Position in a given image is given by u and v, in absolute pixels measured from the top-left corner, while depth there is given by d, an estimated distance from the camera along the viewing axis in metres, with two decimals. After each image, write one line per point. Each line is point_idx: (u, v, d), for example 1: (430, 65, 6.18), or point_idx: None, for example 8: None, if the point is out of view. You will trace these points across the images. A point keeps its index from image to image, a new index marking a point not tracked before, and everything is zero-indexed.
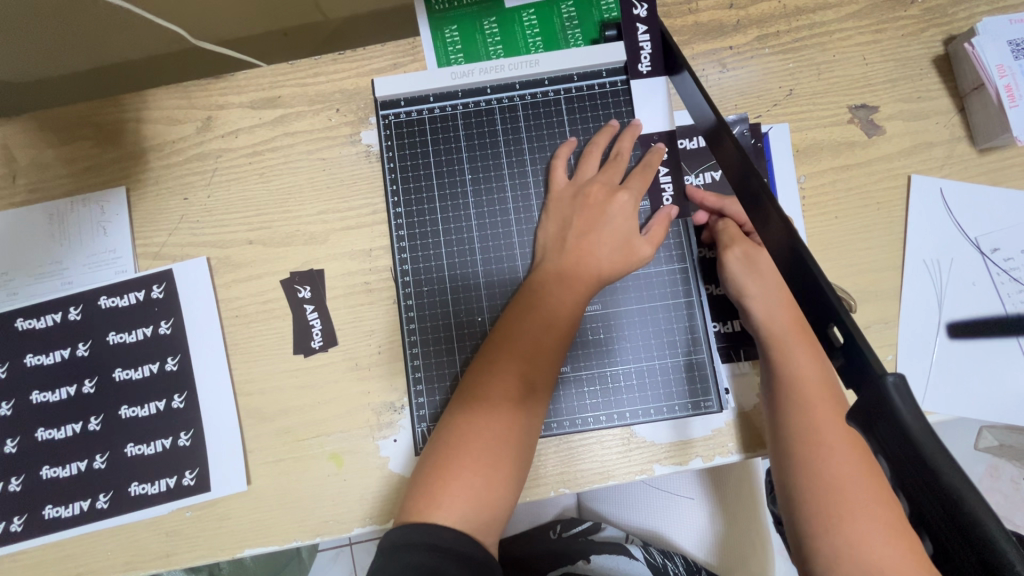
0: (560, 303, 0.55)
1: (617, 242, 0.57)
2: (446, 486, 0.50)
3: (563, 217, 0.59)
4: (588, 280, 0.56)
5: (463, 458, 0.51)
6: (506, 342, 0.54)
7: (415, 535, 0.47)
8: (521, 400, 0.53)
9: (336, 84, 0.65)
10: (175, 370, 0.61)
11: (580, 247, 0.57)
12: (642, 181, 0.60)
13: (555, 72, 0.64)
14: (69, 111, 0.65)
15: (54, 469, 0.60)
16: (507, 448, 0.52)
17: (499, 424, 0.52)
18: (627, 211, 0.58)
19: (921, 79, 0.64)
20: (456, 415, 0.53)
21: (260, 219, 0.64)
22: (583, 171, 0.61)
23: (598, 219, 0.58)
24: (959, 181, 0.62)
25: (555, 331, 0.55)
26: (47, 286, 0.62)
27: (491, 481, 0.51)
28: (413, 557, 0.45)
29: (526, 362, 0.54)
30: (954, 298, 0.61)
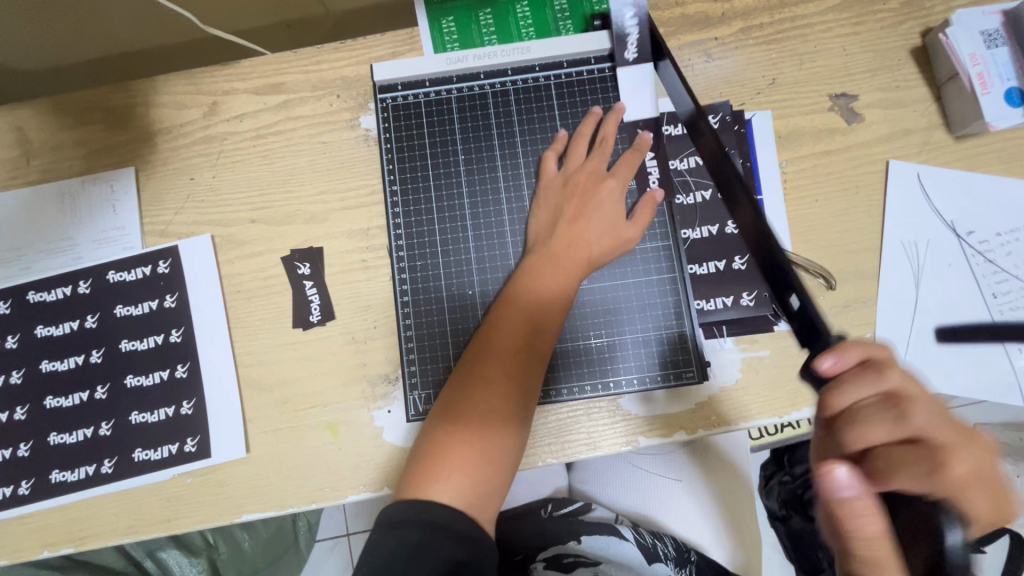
0: (553, 287, 0.58)
1: (606, 226, 0.60)
2: (442, 463, 0.52)
3: (554, 206, 0.62)
4: (579, 262, 0.59)
5: (458, 435, 0.53)
6: (499, 323, 0.57)
7: (412, 512, 0.49)
8: (515, 377, 0.55)
9: (337, 71, 0.68)
10: (178, 342, 0.64)
11: (571, 232, 0.59)
12: (628, 167, 0.62)
13: (546, 59, 0.66)
14: (82, 95, 0.69)
15: (61, 435, 0.62)
16: (501, 423, 0.54)
17: (496, 403, 0.54)
18: (614, 199, 0.61)
19: (899, 69, 0.67)
20: (450, 395, 0.56)
21: (263, 199, 0.67)
22: (571, 160, 0.63)
23: (588, 205, 0.60)
24: (935, 166, 0.65)
25: (546, 313, 0.57)
26: (57, 261, 0.65)
27: (486, 456, 0.53)
28: (411, 534, 0.48)
29: (519, 341, 0.56)
30: (930, 279, 0.63)
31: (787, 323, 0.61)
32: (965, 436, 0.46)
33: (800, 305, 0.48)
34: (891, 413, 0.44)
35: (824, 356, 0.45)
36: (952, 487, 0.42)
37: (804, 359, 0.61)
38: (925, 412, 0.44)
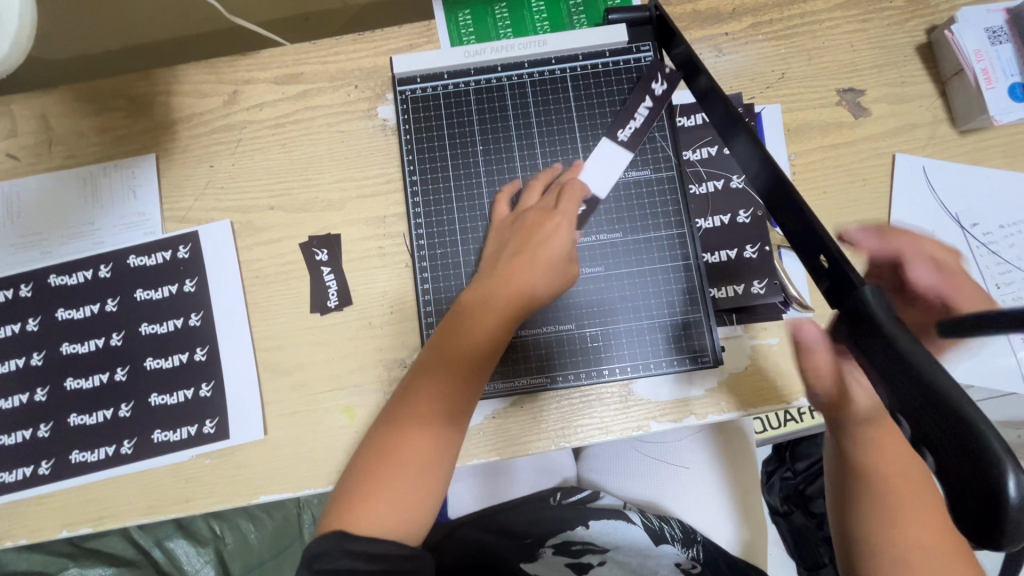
0: (481, 329, 0.56)
1: (546, 266, 0.57)
2: (363, 501, 0.52)
3: (501, 242, 0.61)
4: (511, 301, 0.56)
5: (382, 476, 0.52)
6: (433, 363, 0.55)
7: (335, 543, 0.49)
8: (439, 421, 0.54)
9: (355, 62, 0.69)
10: (197, 325, 0.64)
11: (509, 269, 0.57)
12: (572, 204, 0.60)
13: (563, 51, 0.68)
14: (104, 83, 0.70)
15: (82, 416, 0.63)
16: (424, 466, 0.53)
17: (422, 423, 0.53)
18: (563, 238, 0.58)
19: (905, 65, 0.68)
20: (382, 433, 0.54)
21: (281, 187, 0.68)
22: (524, 198, 0.63)
23: (529, 241, 0.58)
24: (941, 160, 0.66)
25: (473, 356, 0.55)
26: (79, 245, 0.66)
27: (405, 496, 0.52)
28: (337, 564, 0.48)
29: (453, 382, 0.54)
30: None
31: (795, 310, 0.63)
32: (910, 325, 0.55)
33: (828, 266, 0.44)
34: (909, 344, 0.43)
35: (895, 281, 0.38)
36: None
37: None
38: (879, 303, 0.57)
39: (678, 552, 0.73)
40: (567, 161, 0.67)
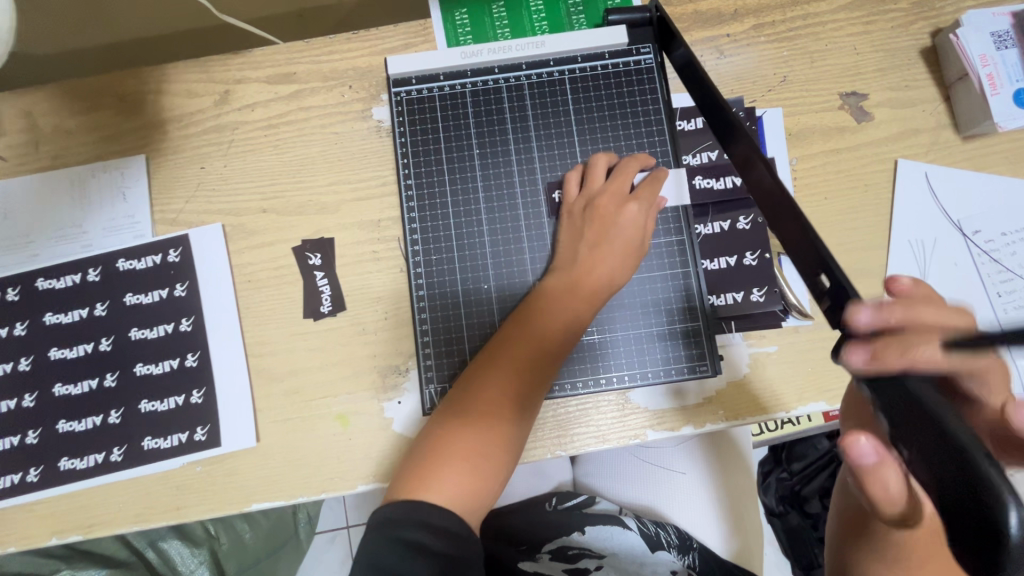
0: (564, 313, 0.57)
1: (624, 256, 0.59)
2: (438, 473, 0.52)
3: (574, 230, 0.61)
4: (595, 287, 0.58)
5: (456, 449, 0.53)
6: (513, 347, 0.56)
7: (410, 512, 0.50)
8: (518, 402, 0.55)
9: (350, 62, 0.68)
10: (188, 331, 0.63)
11: (590, 259, 0.59)
12: (651, 193, 0.60)
13: (560, 53, 0.67)
14: (92, 82, 0.68)
15: (70, 423, 0.62)
16: (502, 447, 0.54)
17: (502, 399, 0.55)
18: (636, 222, 0.59)
19: (909, 69, 0.67)
20: (455, 406, 0.55)
21: (274, 189, 0.66)
22: (592, 180, 0.62)
23: (607, 231, 0.59)
24: (943, 166, 0.65)
25: (555, 340, 0.57)
26: (68, 248, 0.65)
27: (478, 468, 0.53)
28: (408, 534, 0.49)
29: (536, 363, 0.56)
30: (937, 277, 0.63)
31: (795, 318, 0.62)
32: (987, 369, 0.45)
33: (830, 285, 0.46)
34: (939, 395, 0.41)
35: (860, 312, 0.41)
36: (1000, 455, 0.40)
37: (815, 355, 0.61)
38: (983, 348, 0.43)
39: (674, 560, 0.72)
40: (565, 165, 0.65)
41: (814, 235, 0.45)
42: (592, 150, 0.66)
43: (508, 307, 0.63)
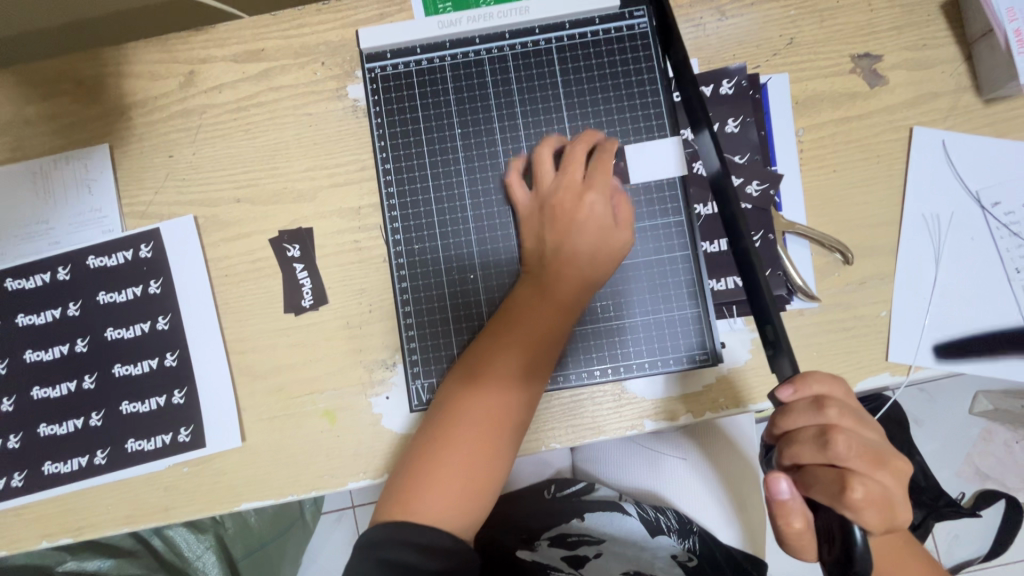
0: (519, 316, 0.54)
1: (595, 246, 0.55)
2: (414, 496, 0.50)
3: (536, 232, 0.58)
4: (563, 285, 0.55)
5: (427, 474, 0.51)
6: (474, 361, 0.54)
7: (390, 534, 0.48)
8: (483, 411, 0.52)
9: (321, 36, 0.63)
10: (166, 329, 0.61)
11: (555, 256, 0.55)
12: (603, 173, 0.56)
13: (546, 20, 0.61)
14: (48, 66, 0.64)
15: (51, 426, 0.60)
16: (477, 459, 0.51)
17: (467, 410, 0.52)
18: (599, 210, 0.55)
19: (928, 26, 0.62)
20: (425, 430, 0.53)
21: (247, 177, 0.63)
22: (544, 175, 0.58)
23: (570, 227, 0.55)
24: (962, 132, 0.61)
25: (511, 342, 0.54)
26: (35, 246, 0.62)
27: (455, 482, 0.50)
28: (391, 556, 0.46)
29: (502, 371, 0.53)
30: (952, 253, 0.60)
31: (801, 300, 0.59)
32: (874, 459, 0.44)
33: (773, 337, 0.47)
34: (817, 440, 0.44)
35: (782, 386, 0.47)
36: (861, 508, 0.41)
37: (817, 339, 0.59)
38: (841, 440, 0.43)
39: (674, 544, 0.72)
40: (552, 144, 0.61)
41: (765, 288, 0.46)
42: (581, 128, 0.61)
43: (497, 298, 0.60)
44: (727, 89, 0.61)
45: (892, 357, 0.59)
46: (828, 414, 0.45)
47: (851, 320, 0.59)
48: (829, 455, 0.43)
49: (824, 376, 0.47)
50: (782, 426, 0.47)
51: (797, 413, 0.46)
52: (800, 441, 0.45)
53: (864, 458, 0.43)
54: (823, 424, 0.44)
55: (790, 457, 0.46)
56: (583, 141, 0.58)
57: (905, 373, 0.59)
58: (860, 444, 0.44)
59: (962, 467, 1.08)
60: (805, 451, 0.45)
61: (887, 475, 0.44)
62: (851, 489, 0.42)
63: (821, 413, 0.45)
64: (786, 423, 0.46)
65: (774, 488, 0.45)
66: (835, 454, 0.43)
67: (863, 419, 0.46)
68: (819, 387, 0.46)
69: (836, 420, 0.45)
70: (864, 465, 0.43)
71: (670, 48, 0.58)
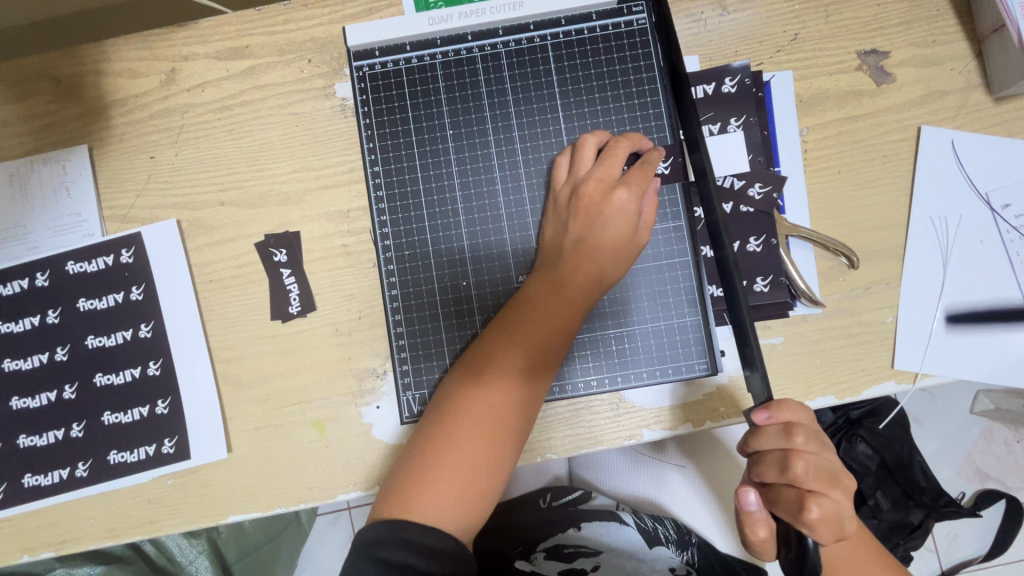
0: (547, 312, 0.52)
1: (616, 249, 0.53)
2: (422, 492, 0.48)
3: (559, 223, 0.56)
4: (584, 286, 0.53)
5: (438, 469, 0.49)
6: (495, 353, 0.52)
7: (392, 531, 0.46)
8: (503, 414, 0.50)
9: (308, 32, 0.61)
10: (149, 337, 0.59)
11: (577, 252, 0.53)
12: (642, 176, 0.54)
13: (541, 16, 0.59)
14: (24, 64, 0.62)
15: (31, 437, 0.58)
16: (487, 463, 0.50)
17: (485, 410, 0.50)
18: (628, 210, 0.53)
19: (936, 21, 0.59)
20: (442, 420, 0.51)
21: (231, 178, 0.61)
22: (580, 163, 0.56)
23: (594, 221, 0.53)
24: (971, 132, 0.59)
25: (540, 344, 0.52)
26: (13, 251, 0.60)
27: (465, 484, 0.49)
28: (392, 555, 0.45)
29: (523, 370, 0.51)
30: (960, 257, 0.58)
31: (804, 306, 0.58)
32: (831, 479, 0.44)
33: (749, 355, 0.47)
34: (778, 462, 0.44)
35: (756, 410, 0.45)
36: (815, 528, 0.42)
37: (820, 346, 0.57)
38: (801, 464, 0.43)
39: (672, 556, 0.70)
40: (548, 145, 0.59)
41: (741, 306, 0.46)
42: (578, 128, 0.59)
43: (491, 305, 0.58)
44: (729, 87, 0.59)
45: (897, 364, 0.57)
46: (793, 440, 0.44)
47: (856, 327, 0.57)
48: (790, 477, 0.43)
49: (792, 402, 0.46)
50: (750, 445, 0.46)
51: (763, 435, 0.45)
52: (765, 462, 0.45)
53: (821, 479, 0.43)
54: (787, 447, 0.44)
55: (756, 474, 0.46)
56: (637, 143, 0.56)
57: (911, 381, 0.57)
58: (820, 467, 0.44)
59: (963, 467, 1.06)
60: (767, 471, 0.45)
61: (844, 494, 0.44)
62: (808, 510, 0.42)
63: (787, 438, 0.44)
64: (754, 443, 0.46)
65: (743, 500, 0.47)
66: (795, 477, 0.43)
67: (825, 439, 0.46)
68: (791, 414, 0.45)
69: (802, 446, 0.44)
70: (822, 487, 0.43)
71: (669, 46, 0.56)
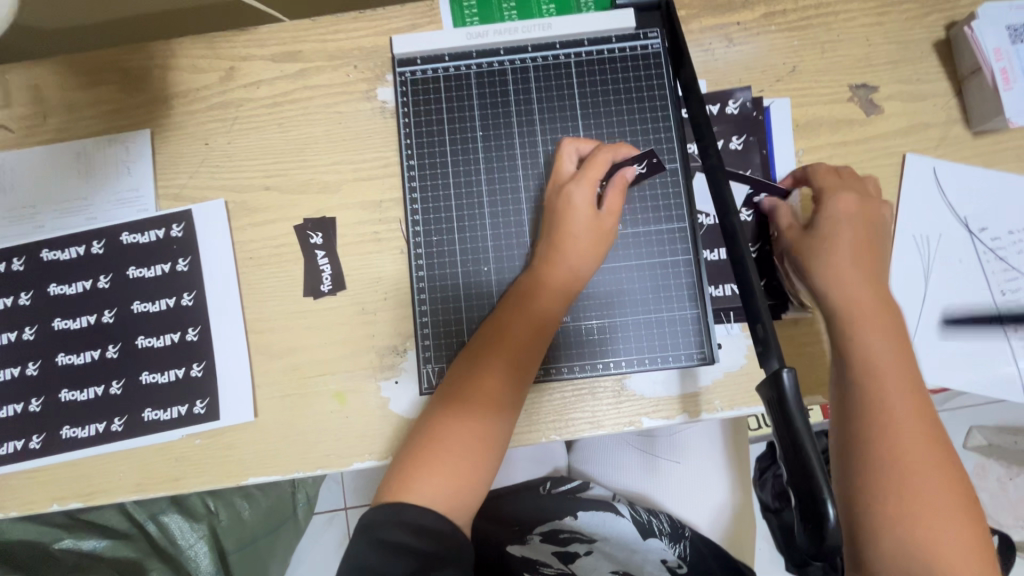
0: (523, 315, 0.57)
1: (580, 246, 0.58)
2: (410, 478, 0.52)
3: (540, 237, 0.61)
4: (554, 286, 0.58)
5: (424, 455, 0.53)
6: (471, 351, 0.57)
7: (387, 514, 0.50)
8: (477, 400, 0.54)
9: (356, 41, 0.68)
10: (190, 306, 0.64)
11: (550, 258, 0.59)
12: (591, 168, 0.60)
13: (567, 36, 0.66)
14: (100, 56, 0.69)
15: (73, 392, 0.63)
16: (467, 448, 0.53)
17: (462, 399, 0.55)
18: (581, 204, 0.59)
19: (922, 62, 0.66)
20: (428, 412, 0.56)
21: (277, 167, 0.67)
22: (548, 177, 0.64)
23: (561, 229, 0.59)
24: (952, 161, 0.64)
25: (510, 336, 0.56)
26: (73, 221, 0.66)
27: (450, 467, 0.52)
28: (391, 535, 0.48)
29: (498, 365, 0.55)
30: (940, 274, 0.63)
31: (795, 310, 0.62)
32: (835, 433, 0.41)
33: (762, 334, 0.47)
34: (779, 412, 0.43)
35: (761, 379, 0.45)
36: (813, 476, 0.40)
37: (811, 349, 0.62)
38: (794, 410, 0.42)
39: (665, 549, 0.73)
40: None
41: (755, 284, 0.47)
42: (595, 136, 0.65)
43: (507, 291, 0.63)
44: (732, 109, 0.66)
45: None
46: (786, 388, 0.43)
47: None
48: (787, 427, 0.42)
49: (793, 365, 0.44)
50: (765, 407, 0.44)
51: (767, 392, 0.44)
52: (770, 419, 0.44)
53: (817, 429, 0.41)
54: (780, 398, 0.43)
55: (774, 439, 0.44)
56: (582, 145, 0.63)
57: None
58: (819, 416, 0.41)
59: None
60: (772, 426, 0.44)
61: None
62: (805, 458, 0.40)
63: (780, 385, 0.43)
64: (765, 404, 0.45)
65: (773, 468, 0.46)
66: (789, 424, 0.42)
67: None
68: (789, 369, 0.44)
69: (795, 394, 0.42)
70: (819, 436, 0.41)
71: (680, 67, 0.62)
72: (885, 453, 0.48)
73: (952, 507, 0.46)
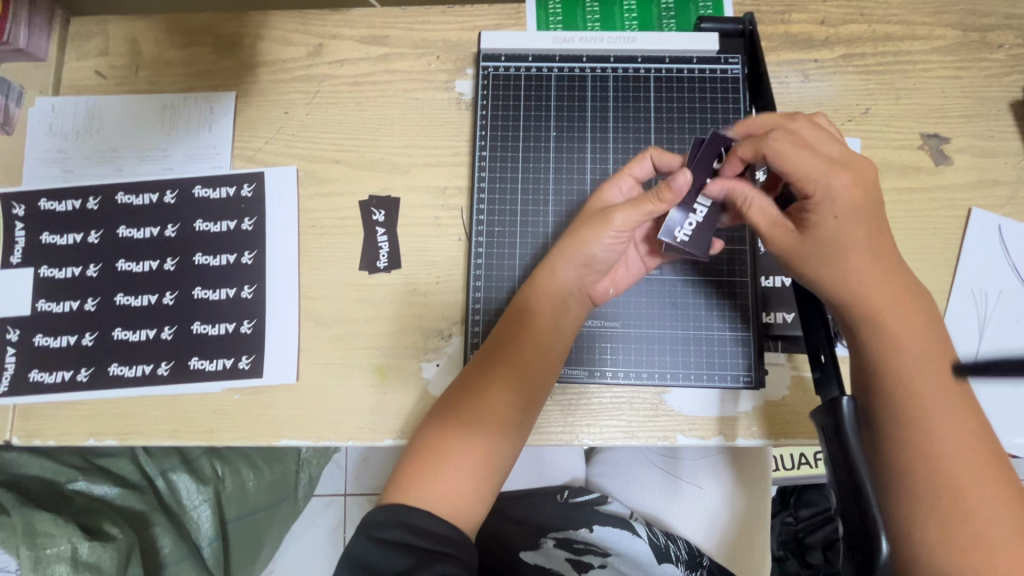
0: (520, 326, 0.57)
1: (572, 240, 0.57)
2: (404, 475, 0.52)
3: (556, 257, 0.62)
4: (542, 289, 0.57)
5: (415, 451, 0.53)
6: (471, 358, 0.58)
7: (385, 511, 0.49)
8: (459, 396, 0.55)
9: (442, 34, 0.70)
10: (248, 264, 0.66)
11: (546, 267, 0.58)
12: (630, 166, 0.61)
13: (649, 52, 0.68)
14: (198, 19, 0.72)
15: (125, 332, 0.65)
16: (447, 442, 0.53)
17: (450, 397, 0.55)
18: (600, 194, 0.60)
19: (997, 119, 0.66)
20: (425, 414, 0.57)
21: (350, 142, 0.69)
22: None
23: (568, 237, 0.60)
24: (1017, 221, 0.64)
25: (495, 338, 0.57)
26: (150, 168, 0.68)
27: (435, 463, 0.52)
28: (390, 534, 0.47)
29: (479, 363, 0.56)
30: (996, 331, 0.62)
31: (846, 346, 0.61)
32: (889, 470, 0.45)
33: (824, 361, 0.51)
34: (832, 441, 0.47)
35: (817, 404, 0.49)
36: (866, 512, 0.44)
37: None
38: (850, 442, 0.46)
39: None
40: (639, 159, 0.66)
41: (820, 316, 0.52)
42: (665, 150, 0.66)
43: None
44: None
45: None
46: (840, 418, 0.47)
47: None
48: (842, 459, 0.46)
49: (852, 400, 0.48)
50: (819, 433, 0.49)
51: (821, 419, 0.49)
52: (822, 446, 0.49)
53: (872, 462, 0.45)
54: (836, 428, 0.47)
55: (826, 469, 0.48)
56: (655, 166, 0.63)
57: None
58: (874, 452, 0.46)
59: None
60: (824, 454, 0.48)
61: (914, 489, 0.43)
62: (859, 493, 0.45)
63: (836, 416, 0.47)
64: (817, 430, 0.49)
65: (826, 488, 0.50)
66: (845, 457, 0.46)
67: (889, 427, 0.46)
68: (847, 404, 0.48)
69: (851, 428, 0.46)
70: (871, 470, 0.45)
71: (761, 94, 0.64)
72: (918, 443, 0.45)
73: (998, 507, 0.43)
